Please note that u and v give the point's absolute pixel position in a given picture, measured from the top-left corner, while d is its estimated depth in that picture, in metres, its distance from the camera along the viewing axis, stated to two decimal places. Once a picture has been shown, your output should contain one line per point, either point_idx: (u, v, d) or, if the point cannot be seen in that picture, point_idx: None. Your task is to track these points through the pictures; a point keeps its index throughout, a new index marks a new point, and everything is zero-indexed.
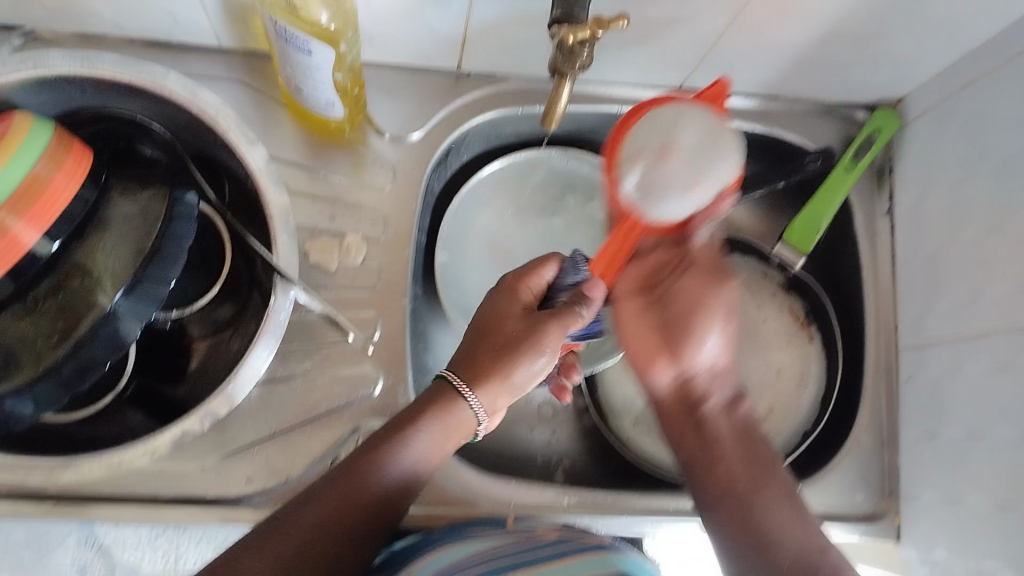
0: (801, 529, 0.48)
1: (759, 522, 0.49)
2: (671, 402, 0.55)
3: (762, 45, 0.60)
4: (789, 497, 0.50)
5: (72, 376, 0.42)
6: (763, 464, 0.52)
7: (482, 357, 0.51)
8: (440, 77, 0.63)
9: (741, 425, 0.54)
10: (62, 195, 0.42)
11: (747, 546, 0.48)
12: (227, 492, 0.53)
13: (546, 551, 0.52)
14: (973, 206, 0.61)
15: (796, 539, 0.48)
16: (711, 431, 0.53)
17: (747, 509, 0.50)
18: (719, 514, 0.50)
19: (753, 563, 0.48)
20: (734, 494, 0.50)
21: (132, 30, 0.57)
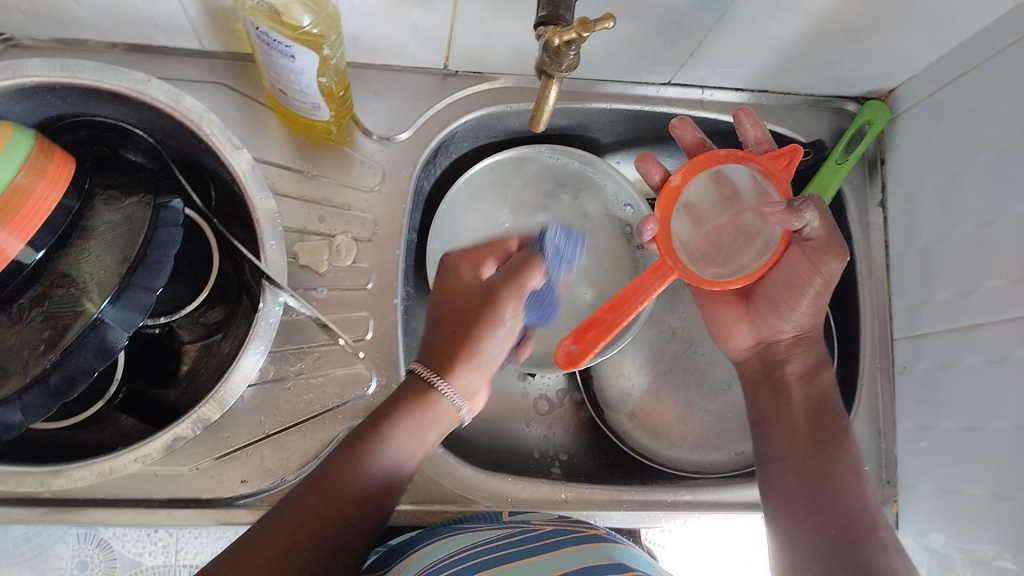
0: (859, 500, 0.53)
1: (829, 495, 0.53)
2: (750, 363, 0.61)
3: (751, 41, 0.60)
4: (854, 472, 0.54)
5: (61, 385, 0.42)
6: (833, 435, 0.56)
7: (448, 347, 0.52)
8: (427, 76, 0.63)
9: (817, 398, 0.58)
10: (44, 205, 0.42)
11: (806, 508, 0.53)
12: (222, 493, 0.54)
13: (543, 541, 0.53)
14: (966, 198, 0.61)
15: (850, 503, 0.52)
16: (784, 398, 0.58)
17: (812, 487, 0.54)
18: (785, 479, 0.55)
19: (808, 526, 0.52)
20: (805, 459, 0.55)
21: (113, 35, 0.56)
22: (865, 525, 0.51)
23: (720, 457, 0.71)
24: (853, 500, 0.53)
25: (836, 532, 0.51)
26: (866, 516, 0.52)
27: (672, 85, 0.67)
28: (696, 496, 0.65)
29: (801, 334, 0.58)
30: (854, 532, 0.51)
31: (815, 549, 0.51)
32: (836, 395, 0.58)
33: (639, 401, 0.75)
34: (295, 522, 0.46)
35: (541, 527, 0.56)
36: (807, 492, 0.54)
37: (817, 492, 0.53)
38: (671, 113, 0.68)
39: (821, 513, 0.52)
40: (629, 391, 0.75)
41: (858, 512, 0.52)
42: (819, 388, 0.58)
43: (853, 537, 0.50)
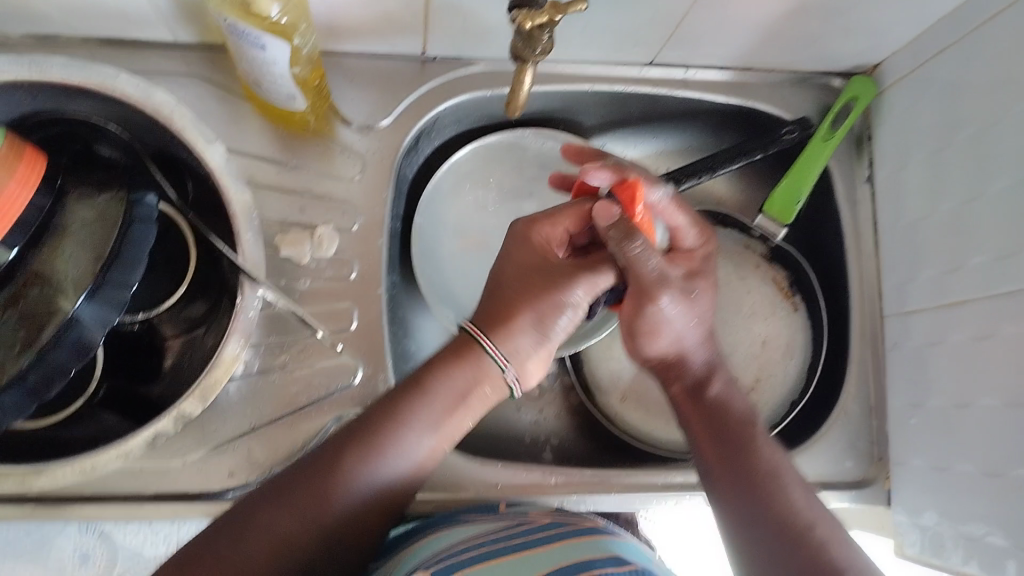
0: (785, 501, 0.49)
1: (752, 500, 0.49)
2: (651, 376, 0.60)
3: (732, 18, 0.59)
4: (771, 472, 0.50)
5: (39, 385, 0.42)
6: (743, 443, 0.52)
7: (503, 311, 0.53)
8: (405, 62, 0.62)
9: (719, 407, 0.55)
10: (14, 205, 0.42)
11: (738, 520, 0.49)
12: (209, 487, 0.54)
13: (535, 533, 0.54)
14: (952, 173, 0.60)
15: (780, 508, 0.49)
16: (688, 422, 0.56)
17: (736, 496, 0.50)
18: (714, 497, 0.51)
19: (744, 537, 0.49)
20: (721, 471, 0.52)
21: (87, 30, 0.56)
22: (815, 528, 0.48)
23: None
24: (785, 504, 0.49)
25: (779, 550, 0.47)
26: (804, 510, 0.49)
27: (655, 65, 0.66)
28: (686, 478, 0.65)
29: (678, 350, 0.57)
30: (798, 533, 0.47)
31: (753, 559, 0.48)
32: (733, 397, 0.56)
33: (629, 383, 0.75)
34: (312, 501, 0.46)
35: (535, 519, 0.57)
36: (740, 510, 0.50)
37: (746, 507, 0.49)
38: (655, 94, 0.67)
39: (758, 526, 0.48)
40: (620, 375, 0.75)
41: (810, 512, 0.49)
42: (717, 398, 0.55)
43: (796, 540, 0.47)
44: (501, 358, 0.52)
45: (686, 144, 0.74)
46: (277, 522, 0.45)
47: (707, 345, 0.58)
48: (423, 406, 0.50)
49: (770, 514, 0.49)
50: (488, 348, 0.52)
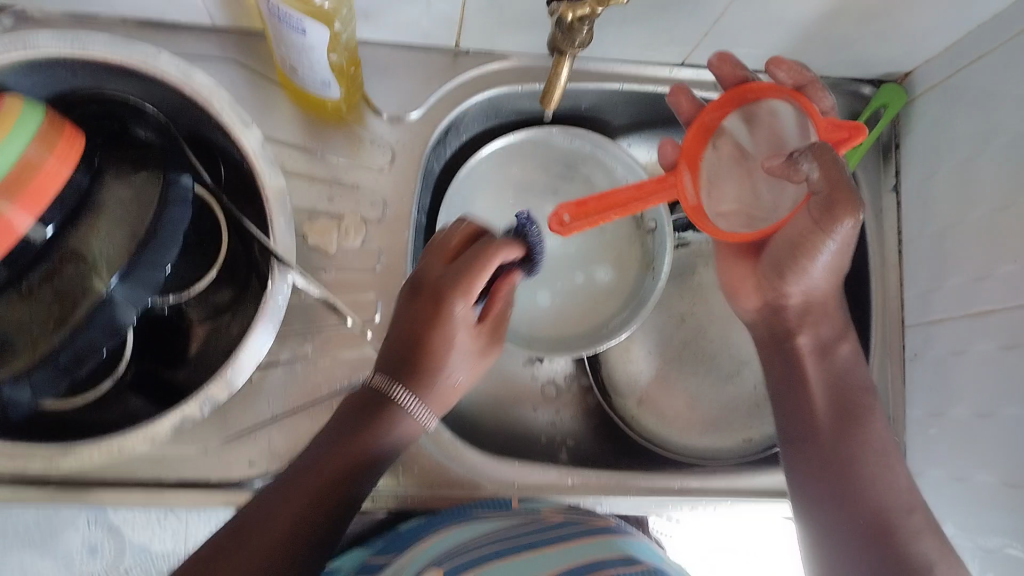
0: (888, 487, 0.52)
1: (853, 482, 0.52)
2: (761, 329, 0.61)
3: (768, 20, 0.59)
4: (880, 453, 0.53)
5: (69, 363, 0.42)
6: (854, 415, 0.55)
7: (410, 365, 0.51)
8: (438, 55, 0.62)
9: (837, 372, 0.57)
10: (54, 179, 0.41)
11: (832, 496, 0.52)
12: (231, 476, 0.53)
13: (549, 531, 0.54)
14: (982, 182, 0.60)
15: (878, 493, 0.51)
16: (802, 375, 0.57)
17: (842, 466, 0.53)
18: (807, 463, 0.54)
19: (835, 511, 0.52)
20: (824, 442, 0.54)
21: (124, 9, 0.55)
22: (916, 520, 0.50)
23: (724, 444, 0.72)
24: (888, 488, 0.51)
25: (867, 520, 0.50)
26: (898, 498, 0.51)
27: (686, 66, 0.66)
28: (702, 483, 0.64)
29: (808, 305, 0.57)
30: (887, 514, 0.50)
31: (831, 531, 0.51)
32: (859, 368, 0.57)
33: (647, 385, 0.74)
34: (319, 498, 0.47)
35: (549, 516, 0.57)
36: (845, 479, 0.52)
37: (852, 482, 0.52)
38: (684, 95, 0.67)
39: (853, 498, 0.51)
40: (638, 376, 0.75)
41: (905, 498, 0.51)
42: (837, 364, 0.57)
43: (886, 524, 0.50)
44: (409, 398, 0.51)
45: None
46: (284, 516, 0.45)
47: (837, 301, 0.58)
48: (357, 445, 0.49)
49: (869, 490, 0.51)
50: (394, 394, 0.50)
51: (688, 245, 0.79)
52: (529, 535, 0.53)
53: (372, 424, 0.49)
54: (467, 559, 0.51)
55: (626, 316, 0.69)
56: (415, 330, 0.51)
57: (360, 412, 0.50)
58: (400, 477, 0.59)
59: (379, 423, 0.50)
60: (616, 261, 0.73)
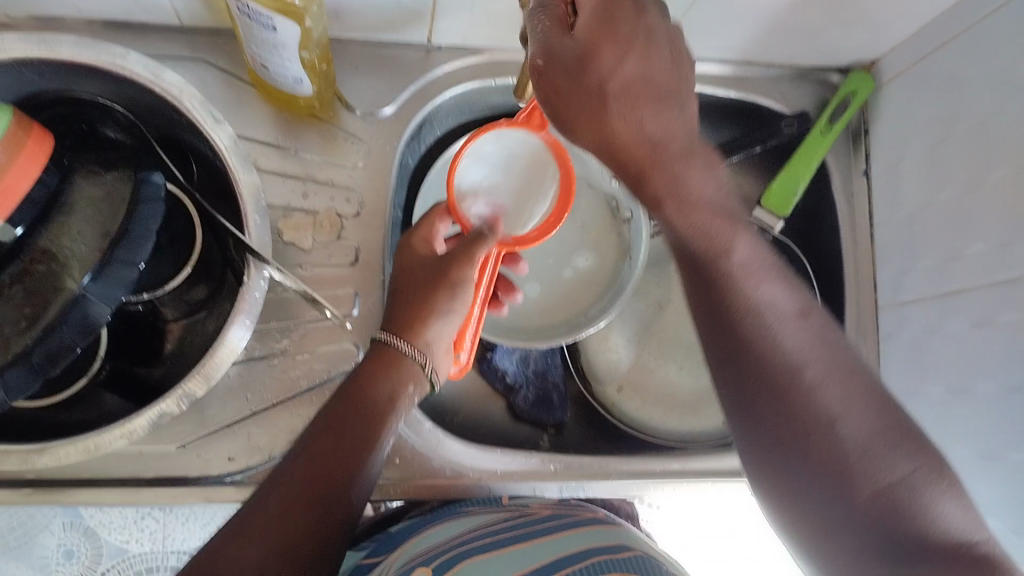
0: (780, 355, 0.44)
1: (758, 366, 0.45)
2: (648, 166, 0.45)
3: (734, 10, 0.59)
4: (761, 308, 0.45)
5: (43, 362, 0.42)
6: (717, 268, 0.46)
7: (409, 311, 0.52)
8: (409, 50, 0.62)
9: (702, 209, 0.45)
10: (22, 178, 0.41)
11: (753, 399, 0.45)
12: (209, 471, 0.54)
13: (541, 523, 0.55)
14: (950, 165, 0.61)
15: (779, 365, 0.44)
16: (674, 234, 0.47)
17: (724, 331, 0.46)
18: (728, 367, 0.46)
19: (765, 421, 0.45)
20: (721, 319, 0.46)
21: (90, 11, 0.56)
22: (811, 369, 0.44)
23: (706, 425, 0.72)
24: (768, 347, 0.45)
25: (755, 399, 0.45)
26: (786, 347, 0.44)
27: None
28: (683, 465, 0.65)
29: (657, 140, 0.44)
30: (773, 382, 0.44)
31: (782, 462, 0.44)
32: (715, 192, 0.46)
33: (626, 374, 0.74)
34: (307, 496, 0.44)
35: (537, 511, 0.57)
36: (732, 350, 0.46)
37: (736, 352, 0.46)
38: None
39: (740, 367, 0.46)
40: (618, 364, 0.74)
41: (792, 346, 0.44)
42: (695, 211, 0.45)
43: (786, 406, 0.44)
44: (412, 348, 0.51)
45: None
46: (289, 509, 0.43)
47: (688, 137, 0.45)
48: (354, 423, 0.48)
49: (750, 356, 0.45)
50: (409, 353, 0.51)
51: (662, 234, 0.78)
52: (524, 526, 0.54)
53: (384, 370, 0.51)
54: (462, 549, 0.51)
55: (605, 304, 0.68)
56: (416, 274, 0.54)
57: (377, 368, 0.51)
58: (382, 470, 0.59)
59: (368, 390, 0.49)
60: (598, 248, 0.72)
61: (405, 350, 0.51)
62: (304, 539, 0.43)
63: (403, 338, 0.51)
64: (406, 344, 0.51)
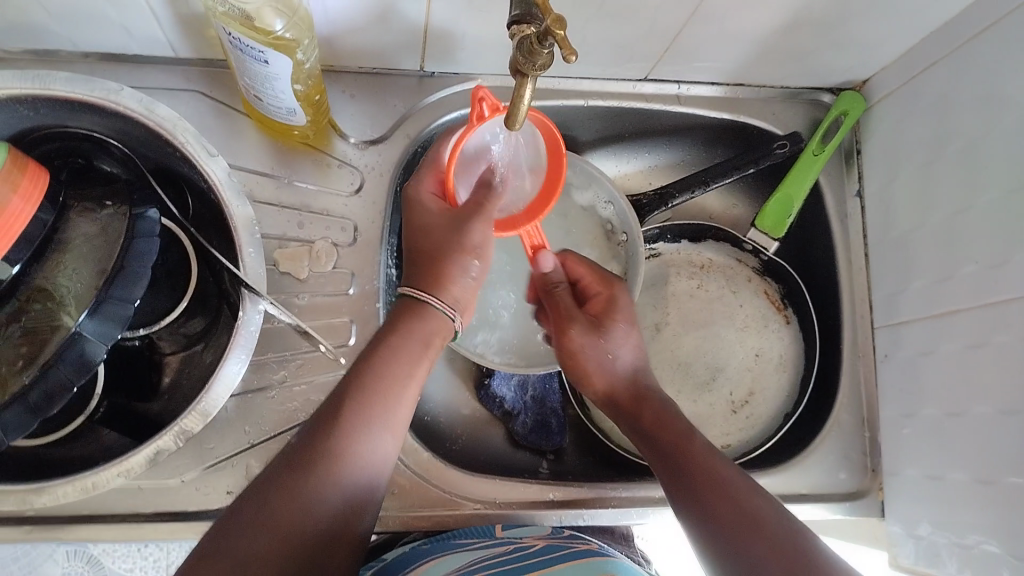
0: (701, 447, 0.53)
1: (666, 441, 0.55)
2: (614, 387, 0.60)
3: (722, 35, 0.60)
4: (688, 427, 0.55)
5: (41, 402, 0.41)
6: (659, 423, 0.56)
7: (427, 265, 0.53)
8: (403, 79, 0.63)
9: (630, 385, 0.59)
10: (19, 219, 0.41)
11: (680, 475, 0.52)
12: (208, 505, 0.54)
13: (539, 556, 0.54)
14: (941, 185, 0.61)
15: (686, 446, 0.53)
16: (636, 402, 0.59)
17: (703, 505, 0.50)
18: (654, 447, 0.55)
19: (694, 501, 0.50)
20: (654, 425, 0.56)
21: (86, 45, 0.56)
22: (774, 524, 0.47)
23: None
24: (679, 441, 0.54)
25: (683, 487, 0.51)
26: (698, 448, 0.53)
27: (648, 81, 0.67)
28: None
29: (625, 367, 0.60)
30: (696, 467, 0.52)
31: (710, 532, 0.49)
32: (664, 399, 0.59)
33: None
34: (318, 501, 0.45)
35: (533, 543, 0.57)
36: (642, 434, 0.57)
37: (678, 476, 0.52)
38: (648, 109, 0.68)
39: (651, 441, 0.56)
40: None
41: (684, 433, 0.55)
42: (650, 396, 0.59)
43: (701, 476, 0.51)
44: (441, 304, 0.53)
45: (680, 158, 0.75)
46: (285, 514, 0.44)
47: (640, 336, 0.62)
48: (392, 396, 0.49)
49: (656, 431, 0.56)
50: (432, 305, 0.53)
51: (659, 254, 0.78)
52: (521, 560, 0.53)
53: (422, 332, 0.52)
54: None
55: None
56: (427, 237, 0.54)
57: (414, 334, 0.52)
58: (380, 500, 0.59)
59: (395, 335, 0.51)
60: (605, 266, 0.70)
61: (431, 304, 0.53)
62: (304, 551, 0.44)
63: (425, 293, 0.53)
64: (430, 296, 0.53)
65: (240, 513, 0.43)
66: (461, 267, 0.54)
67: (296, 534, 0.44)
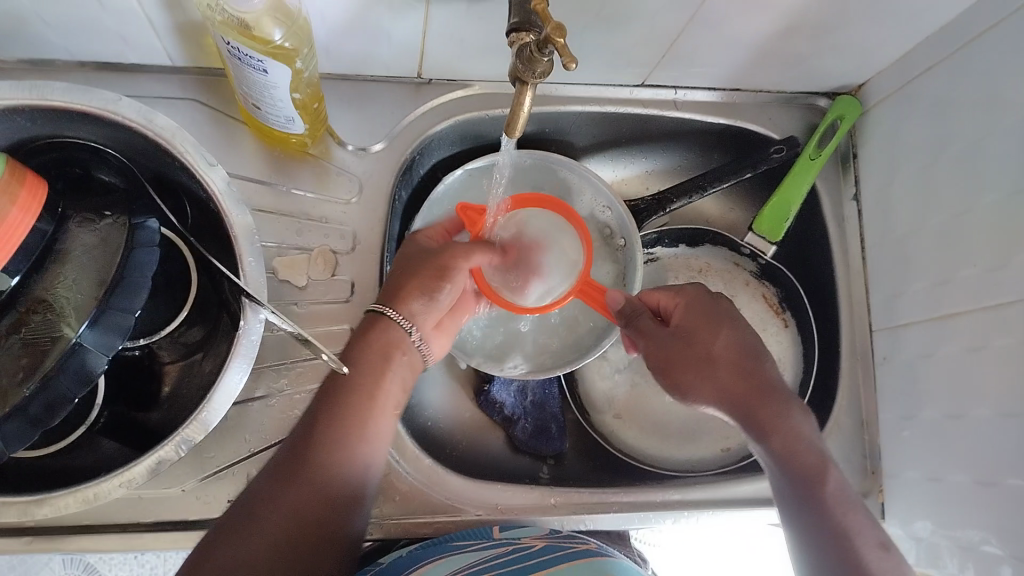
0: (803, 438, 0.52)
1: (769, 414, 0.53)
2: (731, 378, 0.54)
3: (720, 41, 0.60)
4: (791, 403, 0.54)
5: (41, 413, 0.41)
6: (761, 388, 0.54)
7: (399, 286, 0.54)
8: (401, 86, 0.63)
9: (744, 377, 0.55)
10: (16, 230, 0.41)
11: (795, 465, 0.51)
12: (209, 514, 0.53)
13: (538, 556, 0.54)
14: (939, 188, 0.61)
15: (797, 433, 0.52)
16: (745, 380, 0.54)
17: (816, 508, 0.49)
18: (753, 418, 0.53)
19: (805, 496, 0.50)
20: (758, 392, 0.54)
21: (83, 55, 0.56)
22: (867, 548, 0.47)
23: (703, 453, 0.73)
24: (790, 423, 0.53)
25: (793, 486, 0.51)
26: (801, 439, 0.52)
27: (645, 86, 0.67)
28: (684, 495, 0.64)
29: (739, 364, 0.55)
30: (806, 469, 0.51)
31: (816, 541, 0.48)
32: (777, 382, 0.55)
33: (624, 401, 0.75)
34: (303, 512, 0.45)
35: (533, 544, 0.56)
36: (739, 397, 0.54)
37: (796, 468, 0.51)
38: (646, 114, 0.68)
39: (750, 411, 0.53)
40: (614, 394, 0.76)
41: (791, 413, 0.53)
42: (760, 374, 0.55)
43: (810, 476, 0.50)
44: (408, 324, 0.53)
45: (677, 163, 0.75)
46: (269, 528, 0.44)
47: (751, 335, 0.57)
48: (365, 408, 0.49)
49: (760, 402, 0.53)
50: (397, 319, 0.52)
51: (656, 259, 0.78)
52: (521, 560, 0.53)
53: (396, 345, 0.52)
54: None
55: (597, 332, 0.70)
56: (409, 261, 0.55)
57: (387, 346, 0.52)
58: (381, 507, 0.59)
59: (366, 347, 0.51)
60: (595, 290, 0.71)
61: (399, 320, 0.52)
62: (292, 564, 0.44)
63: (393, 309, 0.53)
64: (396, 312, 0.52)
65: (222, 530, 0.44)
66: (429, 291, 0.54)
67: (280, 548, 0.44)
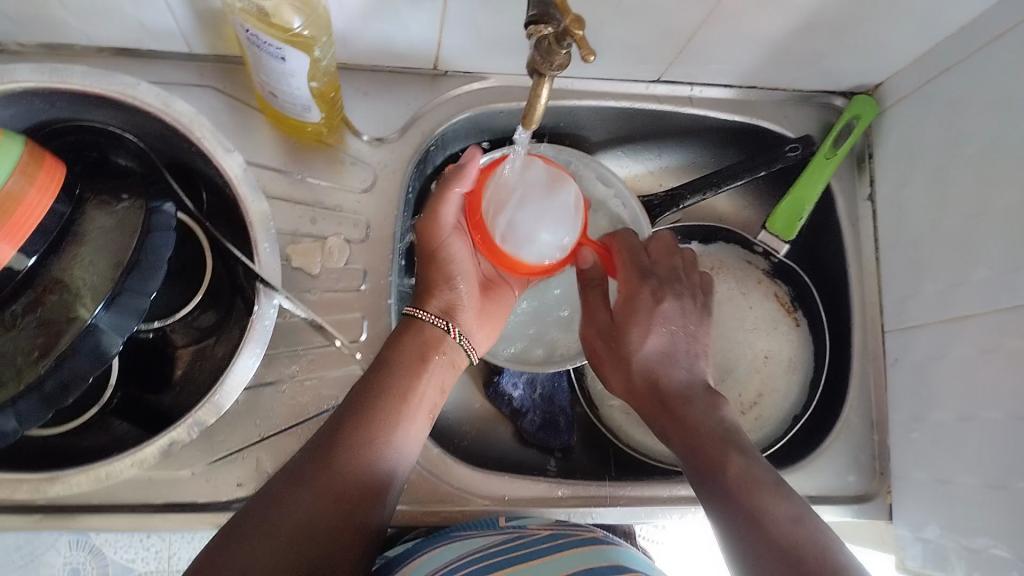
0: (709, 423, 0.52)
1: (683, 414, 0.53)
2: (651, 389, 0.56)
3: (737, 37, 0.60)
4: (705, 401, 0.54)
5: (55, 391, 0.41)
6: (672, 398, 0.55)
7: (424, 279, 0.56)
8: (417, 76, 0.63)
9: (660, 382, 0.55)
10: (35, 210, 0.42)
11: (695, 457, 0.51)
12: (218, 497, 0.54)
13: (546, 542, 0.54)
14: (954, 189, 0.61)
15: (703, 421, 0.52)
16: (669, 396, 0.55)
17: (720, 492, 0.48)
18: (665, 432, 0.54)
19: (706, 482, 0.49)
20: (672, 402, 0.54)
21: (101, 39, 0.56)
22: (770, 521, 0.45)
23: None
24: (691, 416, 0.53)
25: (699, 477, 0.50)
26: (703, 428, 0.52)
27: (661, 82, 0.67)
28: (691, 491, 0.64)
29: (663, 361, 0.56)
30: (706, 456, 0.50)
31: (727, 524, 0.47)
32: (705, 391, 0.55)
33: None
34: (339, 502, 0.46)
35: (540, 531, 0.57)
36: (656, 414, 0.55)
37: (696, 458, 0.51)
38: (660, 110, 0.68)
39: (667, 419, 0.54)
40: None
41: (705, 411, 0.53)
42: (678, 376, 0.56)
43: (705, 456, 0.50)
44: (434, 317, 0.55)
45: (690, 159, 0.75)
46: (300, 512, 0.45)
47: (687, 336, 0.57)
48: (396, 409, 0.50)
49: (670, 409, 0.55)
50: (429, 319, 0.55)
51: None
52: (528, 546, 0.53)
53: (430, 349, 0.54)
54: (476, 567, 0.50)
55: None
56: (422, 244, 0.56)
57: (422, 353, 0.54)
58: None
59: (397, 349, 0.53)
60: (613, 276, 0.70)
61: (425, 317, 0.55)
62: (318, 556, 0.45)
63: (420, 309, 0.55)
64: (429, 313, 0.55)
65: (249, 516, 0.45)
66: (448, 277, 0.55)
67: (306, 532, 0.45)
